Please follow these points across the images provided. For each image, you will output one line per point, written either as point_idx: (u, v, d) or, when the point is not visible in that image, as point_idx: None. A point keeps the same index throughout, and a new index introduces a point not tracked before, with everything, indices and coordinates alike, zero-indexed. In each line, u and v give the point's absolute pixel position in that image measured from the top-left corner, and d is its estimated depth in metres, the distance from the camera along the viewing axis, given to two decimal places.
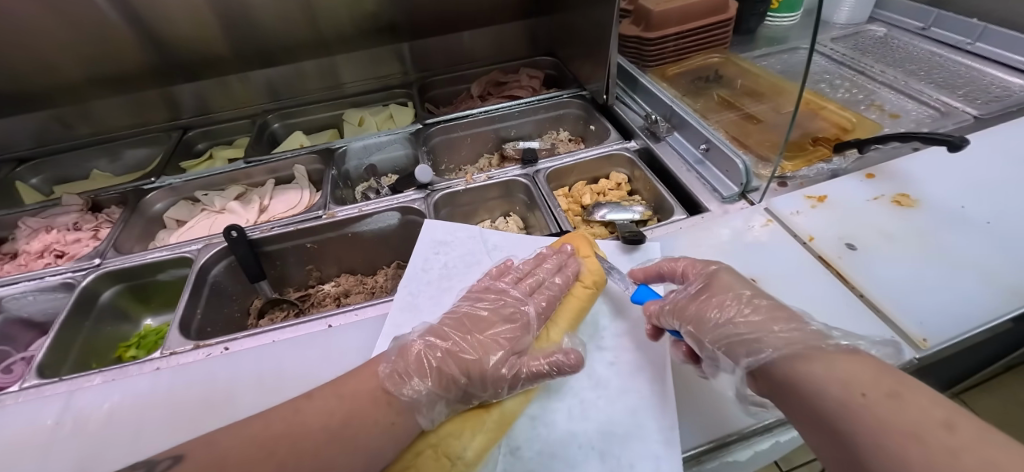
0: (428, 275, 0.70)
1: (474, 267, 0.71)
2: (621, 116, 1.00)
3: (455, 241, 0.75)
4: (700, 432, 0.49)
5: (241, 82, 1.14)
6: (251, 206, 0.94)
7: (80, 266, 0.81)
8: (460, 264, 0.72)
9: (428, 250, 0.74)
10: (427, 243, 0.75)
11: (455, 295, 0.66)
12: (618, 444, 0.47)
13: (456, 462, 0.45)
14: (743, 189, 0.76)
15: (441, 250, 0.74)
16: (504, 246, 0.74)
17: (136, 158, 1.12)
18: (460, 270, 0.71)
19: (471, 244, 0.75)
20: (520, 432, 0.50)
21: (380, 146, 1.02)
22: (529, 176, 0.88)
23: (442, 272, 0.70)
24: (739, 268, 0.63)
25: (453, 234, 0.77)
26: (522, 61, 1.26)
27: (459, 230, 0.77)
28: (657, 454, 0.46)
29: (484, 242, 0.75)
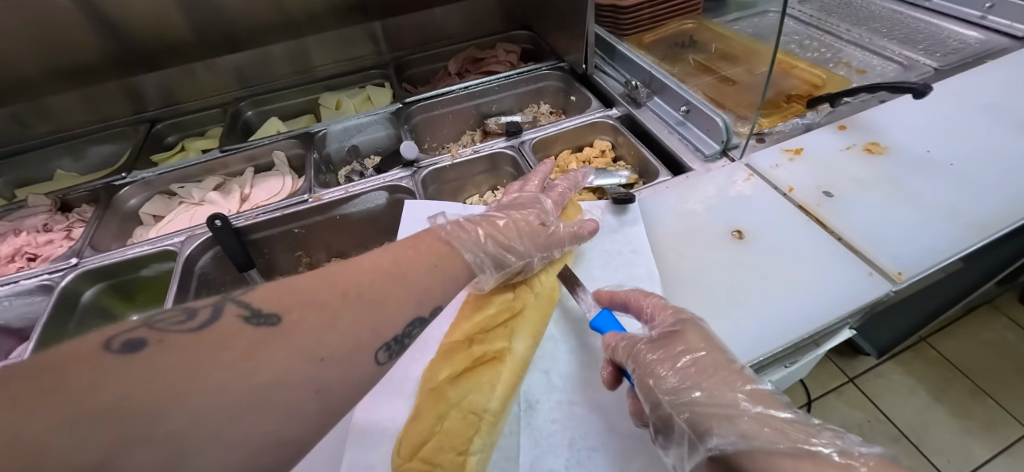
0: None
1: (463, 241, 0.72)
2: (601, 85, 1.00)
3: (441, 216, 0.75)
4: None
5: (207, 69, 1.10)
6: (231, 196, 0.92)
7: (57, 267, 0.78)
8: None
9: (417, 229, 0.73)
10: (414, 219, 0.75)
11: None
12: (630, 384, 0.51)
13: (484, 415, 0.47)
14: (723, 147, 0.79)
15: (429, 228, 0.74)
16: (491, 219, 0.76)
17: (102, 155, 1.08)
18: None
19: None
20: (535, 386, 0.52)
21: (360, 128, 1.01)
22: (515, 147, 0.89)
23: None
24: (724, 223, 0.66)
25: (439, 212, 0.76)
26: (497, 36, 1.25)
27: (445, 207, 0.77)
28: None
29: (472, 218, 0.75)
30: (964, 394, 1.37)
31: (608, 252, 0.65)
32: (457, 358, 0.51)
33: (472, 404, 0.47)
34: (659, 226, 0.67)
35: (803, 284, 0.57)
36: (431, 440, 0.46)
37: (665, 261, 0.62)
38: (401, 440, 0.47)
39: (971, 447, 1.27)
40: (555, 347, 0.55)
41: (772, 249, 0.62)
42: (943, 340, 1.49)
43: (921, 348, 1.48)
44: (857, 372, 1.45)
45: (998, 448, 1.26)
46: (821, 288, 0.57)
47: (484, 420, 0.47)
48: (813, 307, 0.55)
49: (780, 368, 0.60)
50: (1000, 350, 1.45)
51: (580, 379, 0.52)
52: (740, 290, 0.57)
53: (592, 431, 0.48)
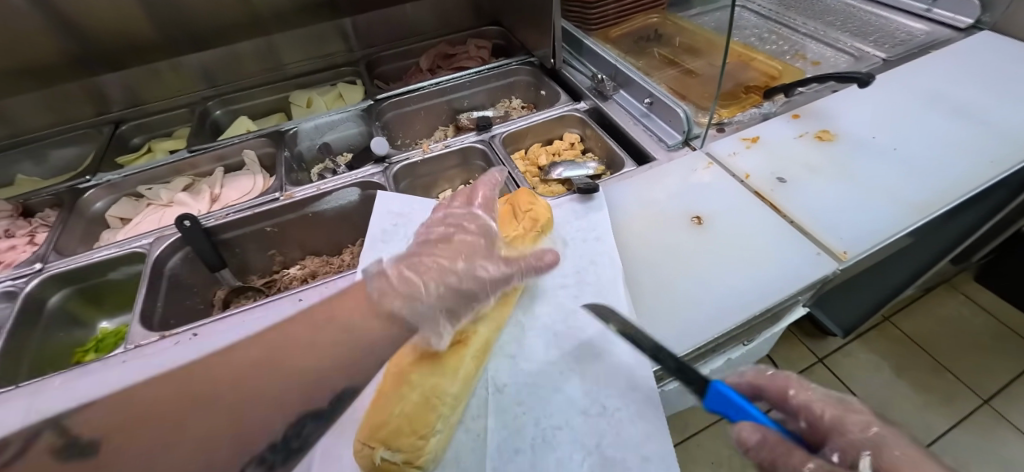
0: (388, 246, 0.71)
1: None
2: (570, 79, 1.01)
3: (408, 211, 0.76)
4: (679, 343, 0.54)
5: (173, 68, 1.08)
6: (201, 196, 0.91)
7: (20, 273, 0.77)
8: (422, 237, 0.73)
9: (386, 221, 0.74)
10: (384, 213, 0.76)
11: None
12: (592, 361, 0.54)
13: (444, 399, 0.49)
14: (685, 137, 0.81)
15: (397, 221, 0.75)
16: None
17: (64, 159, 1.05)
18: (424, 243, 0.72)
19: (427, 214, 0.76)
20: (501, 371, 0.54)
21: (332, 125, 1.01)
22: (485, 141, 0.90)
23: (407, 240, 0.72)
24: (684, 208, 0.69)
25: (408, 206, 0.77)
26: (467, 32, 1.26)
27: (414, 202, 0.78)
28: (627, 363, 0.53)
29: None
30: (925, 371, 1.44)
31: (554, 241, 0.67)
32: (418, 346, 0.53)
33: (435, 387, 0.49)
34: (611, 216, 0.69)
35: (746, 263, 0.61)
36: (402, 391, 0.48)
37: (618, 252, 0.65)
38: (365, 422, 0.48)
39: (932, 421, 1.34)
40: (509, 322, 0.58)
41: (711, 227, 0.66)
42: (905, 319, 1.56)
43: (884, 327, 1.54)
44: (825, 353, 1.51)
45: (955, 421, 1.33)
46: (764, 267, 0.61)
47: (445, 402, 0.49)
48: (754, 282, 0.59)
49: (741, 347, 0.65)
50: (955, 328, 1.53)
51: (534, 352, 0.55)
52: (687, 274, 0.61)
53: (552, 405, 0.51)
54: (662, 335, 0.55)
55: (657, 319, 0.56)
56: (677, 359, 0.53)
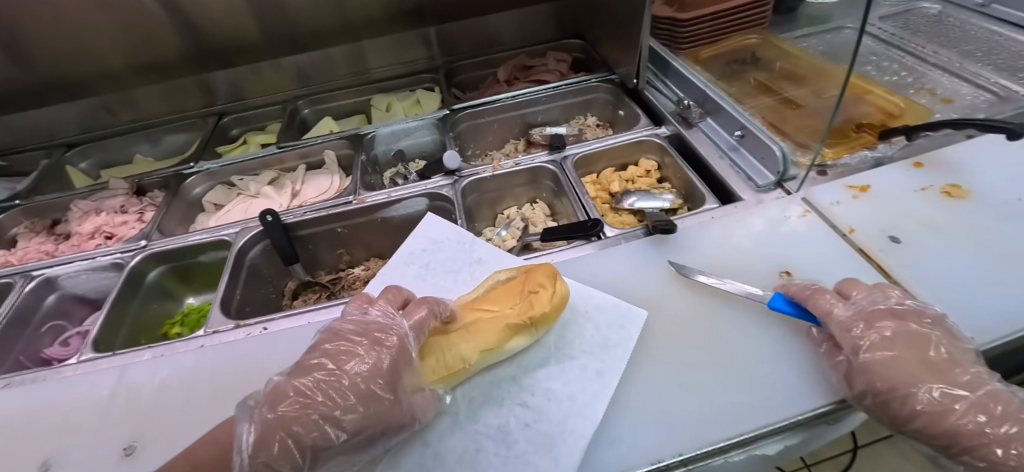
0: (410, 268, 0.71)
1: (450, 274, 0.70)
2: (653, 102, 0.96)
3: (441, 243, 0.74)
4: (757, 416, 0.47)
5: (272, 67, 1.16)
6: (283, 191, 0.97)
7: (128, 247, 0.86)
8: (441, 271, 0.70)
9: (418, 245, 0.74)
10: (419, 242, 0.75)
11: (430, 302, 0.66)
12: (652, 419, 0.49)
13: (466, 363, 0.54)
14: (778, 178, 0.73)
15: (428, 248, 0.74)
16: (488, 260, 0.71)
17: (175, 144, 1.19)
18: (439, 277, 0.69)
19: (459, 249, 0.73)
20: (554, 415, 0.51)
21: (408, 131, 1.03)
22: (557, 162, 0.88)
23: (421, 271, 0.70)
24: (770, 262, 0.62)
25: (446, 234, 0.76)
26: (549, 44, 1.24)
27: (452, 231, 0.76)
28: (692, 428, 0.47)
29: (471, 252, 0.73)
30: None
31: (595, 295, 0.63)
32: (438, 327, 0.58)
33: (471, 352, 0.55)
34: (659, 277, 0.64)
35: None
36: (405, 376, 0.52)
37: (674, 311, 0.60)
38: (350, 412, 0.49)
39: None
40: (552, 371, 0.55)
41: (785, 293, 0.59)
42: None
43: None
44: None
45: None
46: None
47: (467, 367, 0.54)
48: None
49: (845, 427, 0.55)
50: None
51: (585, 401, 0.51)
52: (753, 346, 0.55)
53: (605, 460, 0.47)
54: (734, 403, 0.49)
55: (724, 387, 0.51)
56: (755, 436, 0.46)
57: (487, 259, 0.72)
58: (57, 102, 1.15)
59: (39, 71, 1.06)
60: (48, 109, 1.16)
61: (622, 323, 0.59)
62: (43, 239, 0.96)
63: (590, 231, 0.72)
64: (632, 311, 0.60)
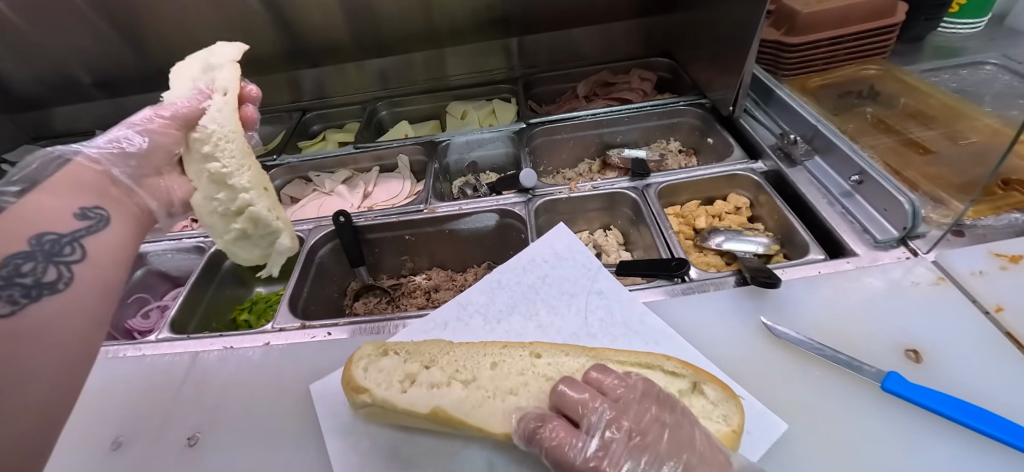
0: (495, 295, 0.68)
1: (534, 306, 0.65)
2: (749, 133, 0.88)
3: (538, 274, 0.70)
4: None
5: (357, 69, 1.22)
6: (356, 191, 0.98)
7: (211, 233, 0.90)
8: (555, 290, 0.67)
9: (514, 271, 0.71)
10: (544, 251, 0.73)
11: (523, 317, 0.64)
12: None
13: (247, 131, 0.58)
14: (905, 235, 0.63)
15: (519, 275, 0.70)
16: (580, 296, 0.66)
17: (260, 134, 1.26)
18: (549, 295, 0.66)
19: (551, 282, 0.68)
20: None
21: (482, 142, 1.02)
22: (638, 190, 0.82)
23: (535, 283, 0.68)
24: (894, 336, 0.54)
25: (540, 263, 0.72)
26: (633, 62, 1.19)
27: (547, 262, 0.71)
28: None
29: (563, 286, 0.67)
30: None
31: (691, 354, 0.55)
32: (548, 346, 0.58)
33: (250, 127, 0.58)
34: (755, 337, 0.57)
35: (972, 443, 0.45)
36: (455, 351, 0.59)
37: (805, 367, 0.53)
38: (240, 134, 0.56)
39: None
40: None
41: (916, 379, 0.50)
42: None
43: None
44: None
45: None
46: (993, 457, 0.44)
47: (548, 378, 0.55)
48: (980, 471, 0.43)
49: None
50: None
51: None
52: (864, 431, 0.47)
53: None
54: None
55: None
56: None
57: (578, 286, 0.67)
58: (164, 88, 1.24)
59: (153, 59, 1.15)
60: (157, 94, 1.25)
61: (749, 428, 0.48)
62: None
63: (674, 272, 0.65)
64: (764, 409, 0.49)
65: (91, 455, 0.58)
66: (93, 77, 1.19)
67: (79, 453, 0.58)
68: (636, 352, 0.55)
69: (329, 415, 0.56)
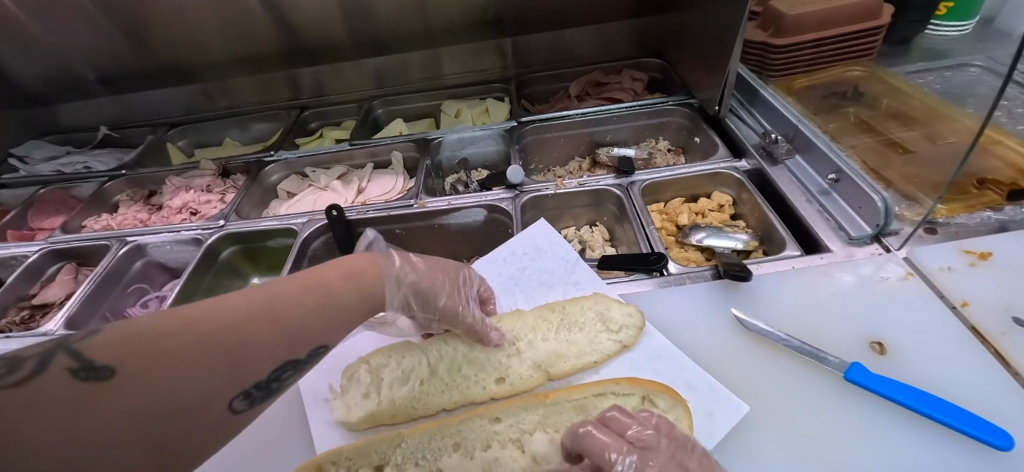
0: None
1: (511, 298, 0.68)
2: (734, 132, 0.89)
3: (516, 267, 0.72)
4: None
5: (354, 67, 1.24)
6: (350, 186, 1.01)
7: (208, 226, 0.93)
8: (534, 282, 0.70)
9: (494, 263, 0.73)
10: (523, 244, 0.75)
11: (502, 307, 0.67)
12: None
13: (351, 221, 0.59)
14: (878, 231, 0.65)
15: (498, 268, 0.72)
16: (555, 289, 0.68)
17: (260, 131, 1.29)
18: (529, 286, 0.69)
19: (528, 275, 0.71)
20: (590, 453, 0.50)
21: (473, 140, 1.04)
22: (623, 187, 0.84)
23: (515, 274, 0.71)
24: (859, 328, 0.55)
25: (517, 256, 0.74)
26: (625, 62, 1.21)
27: (525, 256, 0.73)
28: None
29: (540, 279, 0.70)
30: None
31: (662, 345, 0.58)
32: (502, 405, 0.54)
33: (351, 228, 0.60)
34: (725, 328, 0.59)
35: (929, 431, 0.46)
36: (403, 436, 0.52)
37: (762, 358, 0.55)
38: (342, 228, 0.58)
39: None
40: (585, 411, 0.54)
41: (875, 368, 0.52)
42: None
43: None
44: None
45: None
46: (947, 446, 0.45)
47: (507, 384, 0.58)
48: (938, 460, 0.44)
49: None
50: None
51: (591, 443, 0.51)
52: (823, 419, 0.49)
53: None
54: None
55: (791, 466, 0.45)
56: None
57: (557, 278, 0.70)
58: (167, 85, 1.27)
59: (156, 57, 1.18)
60: (160, 90, 1.28)
61: (711, 411, 0.50)
62: (140, 208, 1.06)
63: (652, 266, 0.67)
64: (727, 394, 0.51)
65: None
66: (97, 73, 1.22)
67: None
68: (583, 386, 0.55)
69: (312, 407, 0.57)
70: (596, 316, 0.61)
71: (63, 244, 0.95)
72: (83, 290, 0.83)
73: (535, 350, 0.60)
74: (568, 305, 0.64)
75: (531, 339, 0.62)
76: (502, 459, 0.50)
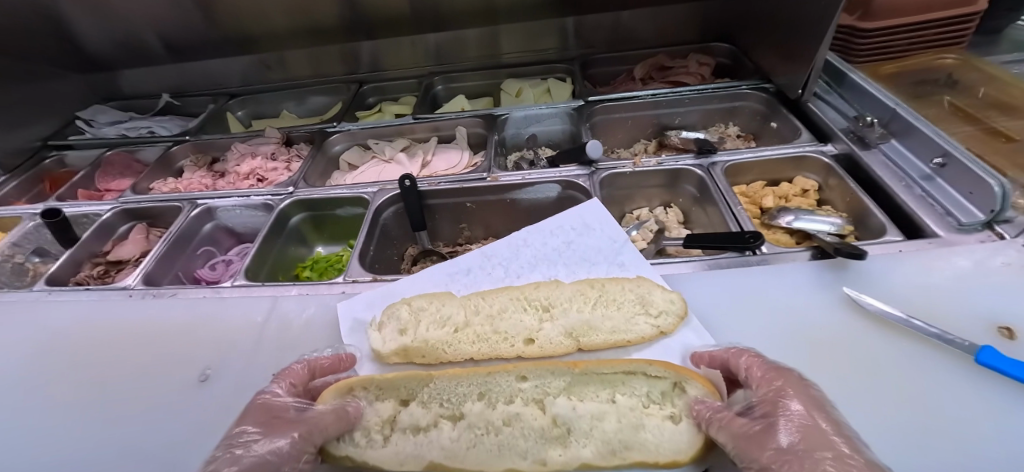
0: (517, 255, 0.72)
1: (551, 267, 0.69)
2: (818, 117, 0.86)
3: (559, 240, 0.73)
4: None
5: (413, 43, 1.24)
6: (415, 159, 1.00)
7: (278, 192, 0.93)
8: (577, 256, 0.70)
9: (544, 233, 0.74)
10: (573, 219, 0.75)
11: (543, 276, 0.68)
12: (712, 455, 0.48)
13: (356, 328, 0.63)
14: (991, 218, 0.61)
15: (542, 239, 0.73)
16: (596, 263, 0.69)
17: (317, 104, 1.29)
18: (572, 261, 0.70)
19: (572, 247, 0.72)
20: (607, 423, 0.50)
21: (540, 118, 1.03)
22: (704, 167, 0.82)
23: (559, 247, 0.72)
24: (961, 314, 0.53)
25: (564, 228, 0.74)
26: (691, 46, 1.18)
27: (571, 229, 0.74)
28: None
29: (582, 252, 0.71)
30: None
31: (758, 326, 0.56)
32: (530, 365, 0.55)
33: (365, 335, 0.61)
34: (835, 306, 0.57)
35: None
36: (433, 376, 0.55)
37: (787, 329, 0.56)
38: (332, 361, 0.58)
39: None
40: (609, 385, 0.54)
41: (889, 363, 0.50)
42: None
43: None
44: None
45: None
46: None
47: (541, 347, 0.59)
48: None
49: None
50: None
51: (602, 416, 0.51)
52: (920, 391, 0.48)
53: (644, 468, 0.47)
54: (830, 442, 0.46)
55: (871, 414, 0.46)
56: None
57: (601, 256, 0.70)
58: (227, 55, 1.28)
59: (219, 24, 1.19)
60: (220, 60, 1.29)
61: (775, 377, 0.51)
62: (204, 174, 1.07)
63: (748, 244, 0.65)
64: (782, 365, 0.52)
65: (181, 382, 0.62)
66: (161, 40, 1.24)
67: (168, 382, 0.62)
68: (617, 361, 0.54)
69: (351, 331, 0.62)
70: (637, 298, 0.61)
71: (134, 204, 0.97)
72: (159, 249, 0.84)
73: (568, 319, 0.61)
74: (609, 284, 0.64)
75: (564, 310, 0.62)
76: (523, 415, 0.52)
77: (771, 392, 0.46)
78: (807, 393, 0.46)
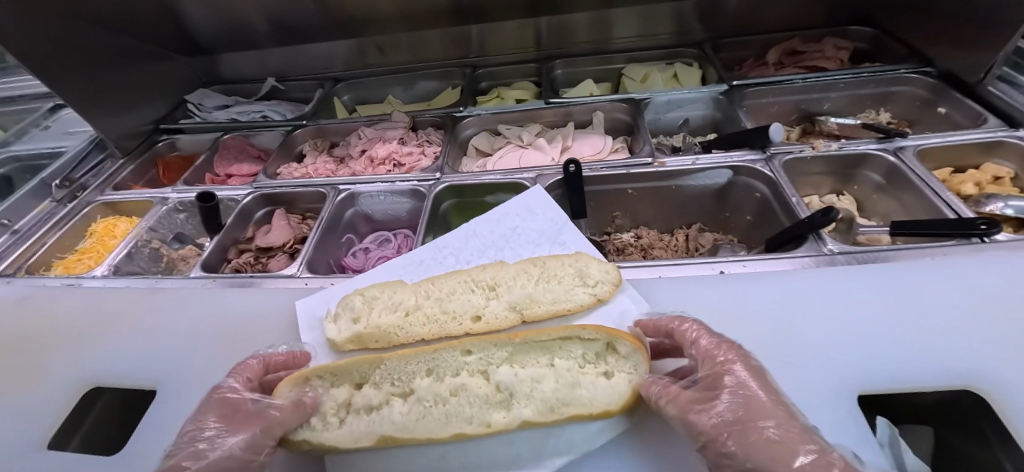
0: (476, 241, 0.75)
1: (501, 252, 0.72)
2: (1006, 101, 0.82)
3: (520, 227, 0.76)
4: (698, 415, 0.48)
5: (528, 26, 1.20)
6: (555, 144, 0.96)
7: (426, 177, 0.90)
8: (523, 240, 0.74)
9: (503, 221, 0.77)
10: (515, 207, 0.78)
11: (489, 259, 0.71)
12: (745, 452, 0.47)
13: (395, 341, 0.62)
14: None
15: (501, 228, 0.76)
16: (543, 245, 0.73)
17: (425, 89, 1.27)
18: (518, 244, 0.73)
19: (524, 231, 0.75)
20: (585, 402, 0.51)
21: (683, 103, 1.00)
22: (892, 152, 0.78)
23: (506, 233, 0.75)
24: None
25: (509, 214, 0.78)
26: (826, 29, 1.14)
27: (511, 213, 0.78)
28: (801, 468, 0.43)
29: (515, 231, 0.75)
30: None
31: (995, 314, 0.55)
32: (474, 339, 0.56)
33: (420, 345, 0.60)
34: None
35: None
36: (385, 358, 0.55)
37: (844, 327, 0.56)
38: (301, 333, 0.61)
39: None
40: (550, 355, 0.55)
41: (948, 364, 0.51)
42: None
43: None
44: None
45: None
46: None
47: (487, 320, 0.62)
48: None
49: None
50: None
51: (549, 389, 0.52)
52: None
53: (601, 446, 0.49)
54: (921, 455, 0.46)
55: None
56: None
57: (544, 237, 0.74)
58: (331, 39, 1.24)
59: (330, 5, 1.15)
60: (323, 44, 1.26)
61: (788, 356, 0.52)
62: (328, 158, 1.04)
63: (979, 231, 0.62)
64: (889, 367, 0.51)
65: None
66: (268, 22, 1.19)
67: None
68: (553, 329, 0.56)
69: (307, 327, 0.64)
70: (575, 272, 0.66)
71: (271, 189, 0.94)
72: (315, 236, 0.82)
73: (512, 294, 0.64)
74: (549, 261, 0.68)
75: (509, 287, 0.65)
76: (468, 385, 0.53)
77: (716, 367, 0.48)
78: (748, 364, 0.48)
